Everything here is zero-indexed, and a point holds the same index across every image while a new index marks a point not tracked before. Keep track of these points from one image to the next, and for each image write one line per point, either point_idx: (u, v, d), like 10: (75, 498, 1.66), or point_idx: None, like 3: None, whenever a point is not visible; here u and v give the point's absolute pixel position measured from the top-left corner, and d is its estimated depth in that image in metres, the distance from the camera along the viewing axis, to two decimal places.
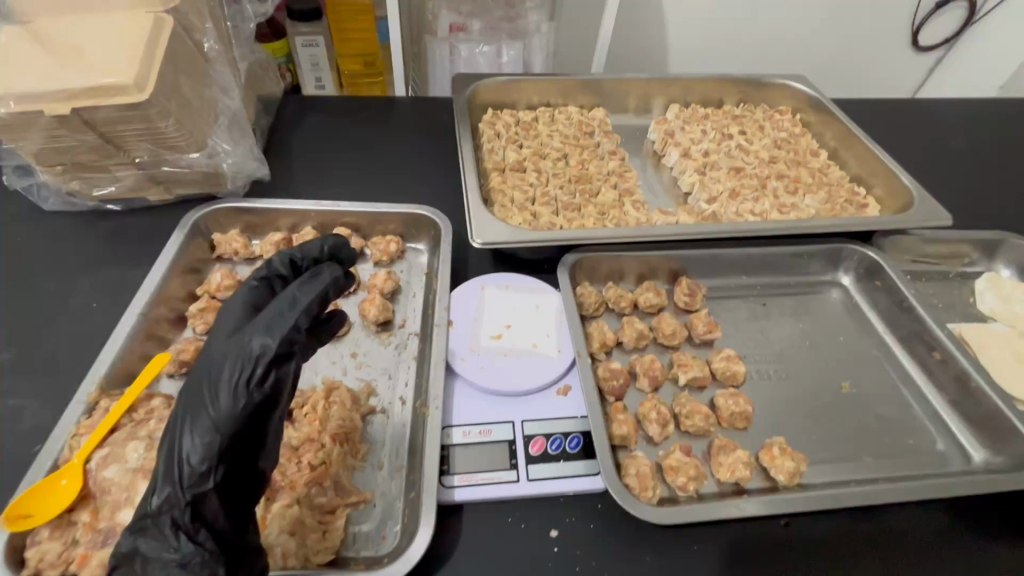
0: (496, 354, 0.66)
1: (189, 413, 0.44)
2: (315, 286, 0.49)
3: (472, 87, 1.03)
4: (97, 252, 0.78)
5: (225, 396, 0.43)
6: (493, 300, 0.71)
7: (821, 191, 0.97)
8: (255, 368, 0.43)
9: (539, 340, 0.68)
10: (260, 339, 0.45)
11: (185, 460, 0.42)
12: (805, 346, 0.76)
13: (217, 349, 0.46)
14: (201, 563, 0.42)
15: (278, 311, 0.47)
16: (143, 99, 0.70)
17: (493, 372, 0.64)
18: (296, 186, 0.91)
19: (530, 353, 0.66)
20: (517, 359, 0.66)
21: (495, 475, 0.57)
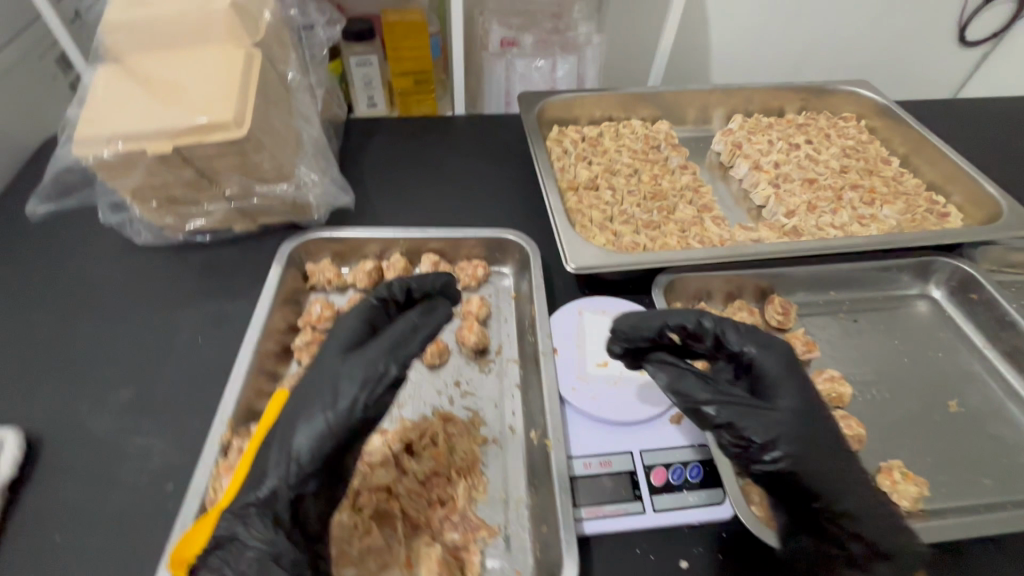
0: (606, 381, 0.66)
1: (307, 415, 0.50)
2: (432, 322, 0.58)
3: (540, 105, 1.03)
4: (194, 285, 0.79)
5: (349, 407, 0.50)
6: (593, 326, 0.71)
7: (898, 200, 0.95)
8: (379, 388, 0.51)
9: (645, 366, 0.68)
10: (386, 361, 0.52)
11: (299, 458, 0.48)
12: (904, 362, 0.75)
13: (340, 362, 0.53)
14: (294, 562, 0.47)
15: (401, 337, 0.54)
16: (241, 134, 0.71)
17: (606, 400, 0.64)
18: (374, 212, 0.92)
19: (639, 379, 0.67)
20: (627, 386, 0.66)
21: (621, 507, 0.57)
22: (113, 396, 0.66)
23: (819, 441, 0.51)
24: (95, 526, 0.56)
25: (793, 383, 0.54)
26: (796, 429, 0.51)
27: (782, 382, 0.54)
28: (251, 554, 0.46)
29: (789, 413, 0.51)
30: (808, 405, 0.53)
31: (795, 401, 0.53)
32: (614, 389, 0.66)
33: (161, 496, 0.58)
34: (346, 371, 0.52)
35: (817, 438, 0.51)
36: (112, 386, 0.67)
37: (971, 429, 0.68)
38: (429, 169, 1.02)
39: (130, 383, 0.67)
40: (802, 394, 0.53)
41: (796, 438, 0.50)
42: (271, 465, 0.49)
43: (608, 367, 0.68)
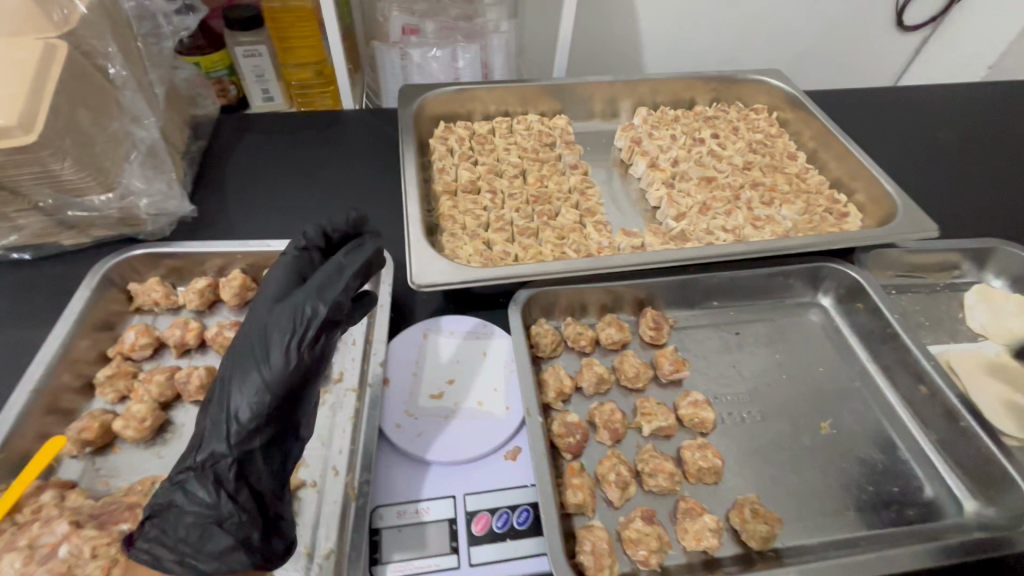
0: (439, 415, 0.60)
1: (238, 373, 0.49)
2: (362, 256, 0.55)
3: (420, 100, 0.94)
4: (3, 311, 0.71)
5: (281, 354, 0.48)
6: (436, 349, 0.65)
7: (798, 200, 0.89)
8: (308, 331, 0.49)
9: (485, 394, 0.62)
10: (313, 303, 0.50)
11: (235, 417, 0.47)
12: (781, 379, 0.70)
13: (267, 315, 0.51)
14: (239, 523, 0.45)
15: (328, 279, 0.52)
16: (31, 141, 0.62)
17: (433, 437, 0.58)
18: (229, 223, 0.84)
19: (476, 411, 0.60)
20: (459, 419, 0.59)
21: (432, 562, 0.51)
22: None
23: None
24: None
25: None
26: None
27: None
28: (192, 517, 0.45)
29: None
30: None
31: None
32: (445, 423, 0.59)
33: None
34: (273, 320, 0.50)
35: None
36: None
37: (838, 452, 0.63)
38: (301, 171, 0.93)
39: None
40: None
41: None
42: (209, 426, 0.48)
43: (443, 397, 0.61)
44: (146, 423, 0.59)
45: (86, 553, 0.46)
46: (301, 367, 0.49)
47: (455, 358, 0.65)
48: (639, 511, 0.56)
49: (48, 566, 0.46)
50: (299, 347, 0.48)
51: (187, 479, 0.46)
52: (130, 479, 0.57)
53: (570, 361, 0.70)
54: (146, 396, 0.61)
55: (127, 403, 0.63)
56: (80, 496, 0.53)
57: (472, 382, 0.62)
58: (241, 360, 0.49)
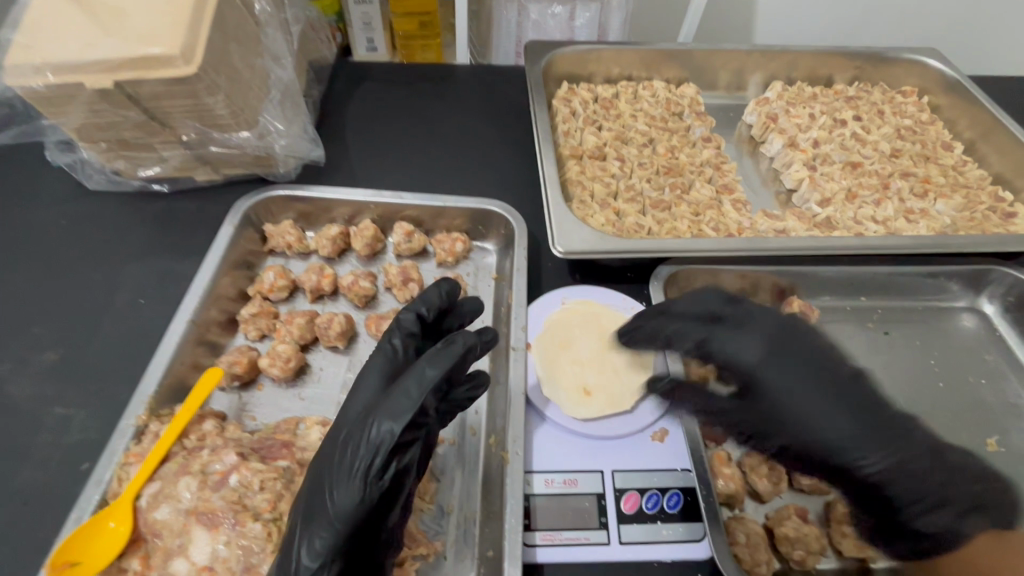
0: (577, 391, 0.58)
1: (307, 508, 0.42)
2: (442, 359, 0.46)
3: (548, 57, 0.90)
4: (145, 239, 0.72)
5: (351, 483, 0.41)
6: (580, 324, 0.63)
7: (957, 194, 0.81)
8: (377, 455, 0.42)
9: (628, 378, 0.59)
10: (383, 425, 0.43)
11: (297, 563, 0.40)
12: (939, 387, 0.65)
13: (345, 433, 0.44)
14: None
15: (404, 391, 0.44)
16: (190, 72, 0.61)
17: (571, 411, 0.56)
18: (352, 171, 0.83)
19: (617, 393, 0.58)
20: (598, 398, 0.57)
21: (582, 535, 0.50)
22: (39, 359, 0.60)
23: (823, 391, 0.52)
24: (2, 507, 0.50)
25: (762, 340, 0.54)
26: (833, 408, 0.52)
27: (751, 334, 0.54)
28: None
29: (771, 341, 0.54)
30: (770, 358, 0.53)
31: (794, 368, 0.53)
32: (582, 399, 0.57)
33: (76, 476, 0.53)
34: (345, 441, 0.44)
35: (821, 392, 0.52)
36: (38, 348, 0.61)
37: (1008, 473, 0.58)
38: (418, 124, 0.90)
39: (61, 345, 0.61)
40: (806, 376, 0.53)
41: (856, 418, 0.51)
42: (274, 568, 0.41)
43: (583, 373, 0.59)
44: (291, 362, 0.59)
45: (254, 485, 0.47)
46: (374, 501, 0.42)
47: (598, 336, 0.62)
48: (794, 508, 0.53)
49: (221, 492, 0.46)
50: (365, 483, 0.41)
51: None
52: (275, 417, 0.58)
53: None
54: (290, 336, 0.62)
55: (266, 342, 0.65)
56: (237, 428, 0.54)
57: (615, 364, 0.60)
58: (314, 491, 0.43)
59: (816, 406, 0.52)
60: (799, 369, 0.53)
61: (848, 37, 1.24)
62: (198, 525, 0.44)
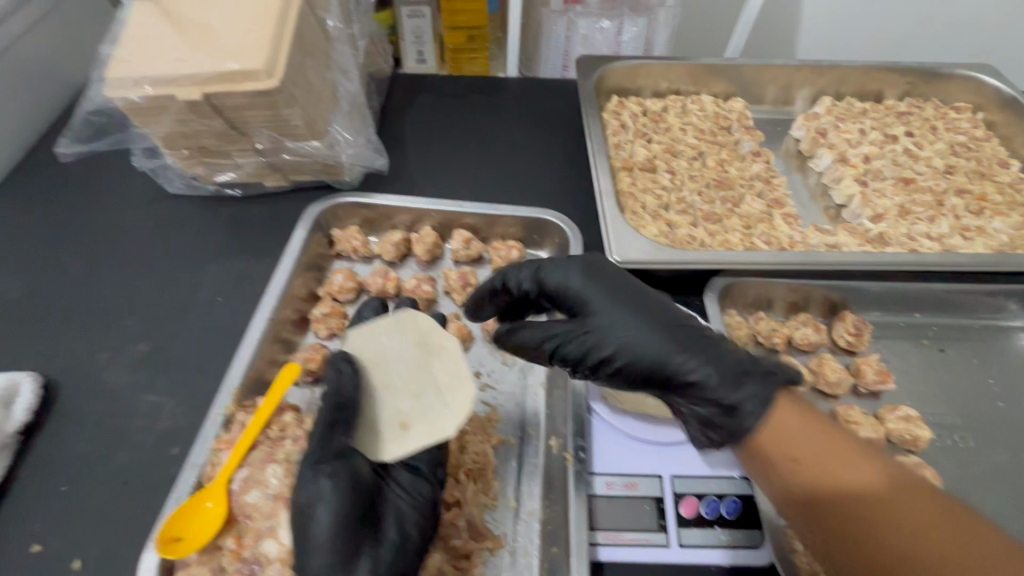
0: (397, 423, 0.50)
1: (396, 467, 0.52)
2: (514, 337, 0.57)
3: (600, 71, 0.92)
4: (221, 240, 0.76)
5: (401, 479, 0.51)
6: (395, 333, 0.55)
7: (1014, 213, 0.81)
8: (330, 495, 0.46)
9: (453, 400, 0.51)
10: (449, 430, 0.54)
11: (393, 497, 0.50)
12: (998, 407, 0.64)
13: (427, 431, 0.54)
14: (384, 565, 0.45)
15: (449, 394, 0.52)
16: (273, 86, 0.65)
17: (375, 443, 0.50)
18: (410, 179, 0.86)
19: (435, 416, 0.50)
20: (418, 430, 0.49)
21: (642, 537, 0.51)
22: (130, 350, 0.64)
23: (649, 326, 0.51)
24: (104, 486, 0.54)
25: (592, 282, 0.54)
26: (658, 333, 0.50)
27: (582, 285, 0.54)
28: None
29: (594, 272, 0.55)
30: (604, 305, 0.53)
31: (638, 303, 0.52)
32: (399, 433, 0.50)
33: (167, 460, 0.56)
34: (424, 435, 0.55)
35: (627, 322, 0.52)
36: (130, 339, 0.65)
37: None
38: (472, 135, 0.94)
39: (150, 337, 0.66)
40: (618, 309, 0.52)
41: (674, 348, 0.49)
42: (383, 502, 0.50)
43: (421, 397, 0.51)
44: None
45: None
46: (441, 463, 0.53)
47: (455, 363, 0.53)
48: None
49: None
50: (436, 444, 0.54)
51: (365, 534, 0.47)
52: None
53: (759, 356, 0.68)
54: None
55: (335, 341, 0.68)
56: (314, 421, 0.57)
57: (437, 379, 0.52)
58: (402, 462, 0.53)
59: (679, 328, 0.50)
60: (594, 299, 0.53)
61: (896, 52, 1.23)
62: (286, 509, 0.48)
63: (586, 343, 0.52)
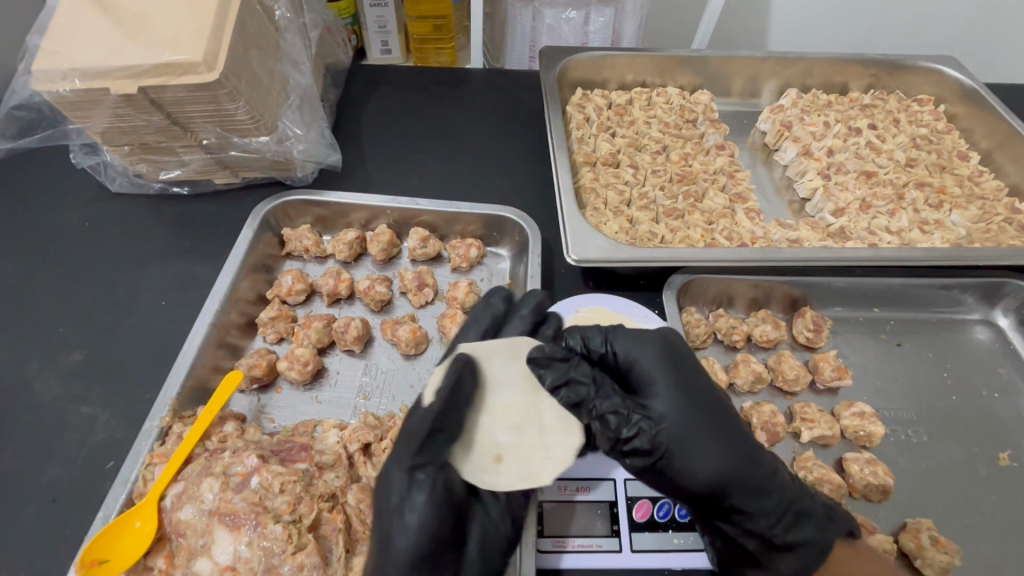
0: (489, 454, 0.49)
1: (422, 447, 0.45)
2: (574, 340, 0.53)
3: (564, 63, 0.90)
4: (167, 241, 0.73)
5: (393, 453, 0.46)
6: (510, 361, 0.52)
7: (972, 205, 0.81)
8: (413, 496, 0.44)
9: (555, 445, 0.49)
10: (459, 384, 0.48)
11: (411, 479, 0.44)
12: (952, 401, 0.65)
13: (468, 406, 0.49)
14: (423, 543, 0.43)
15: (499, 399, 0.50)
16: (213, 79, 0.61)
17: (465, 468, 0.48)
18: (368, 175, 0.83)
19: (533, 463, 0.48)
20: (513, 467, 0.48)
21: (594, 542, 0.51)
22: (64, 359, 0.61)
23: (716, 439, 0.46)
24: (32, 504, 0.52)
25: (672, 378, 0.48)
26: (724, 451, 0.46)
27: (658, 375, 0.48)
28: None
29: (672, 362, 0.49)
30: (692, 413, 0.47)
31: (699, 395, 0.48)
32: (492, 466, 0.48)
33: (102, 474, 0.54)
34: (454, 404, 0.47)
35: (691, 417, 0.47)
36: (64, 347, 0.62)
37: (1020, 487, 0.58)
38: (433, 128, 0.91)
39: (86, 345, 0.63)
40: (688, 402, 0.47)
41: (737, 474, 0.46)
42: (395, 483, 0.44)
43: (523, 432, 0.49)
44: (307, 366, 0.61)
45: (275, 488, 0.48)
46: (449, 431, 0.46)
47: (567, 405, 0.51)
48: None
49: (243, 494, 0.47)
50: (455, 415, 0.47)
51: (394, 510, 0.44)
52: (292, 419, 0.60)
53: (719, 354, 0.68)
54: (307, 340, 0.63)
55: (284, 345, 0.66)
56: (257, 430, 0.55)
57: (542, 419, 0.50)
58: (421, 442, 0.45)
59: (743, 446, 0.47)
60: (688, 405, 0.47)
61: (863, 42, 1.22)
62: (219, 526, 0.46)
63: (633, 425, 0.46)
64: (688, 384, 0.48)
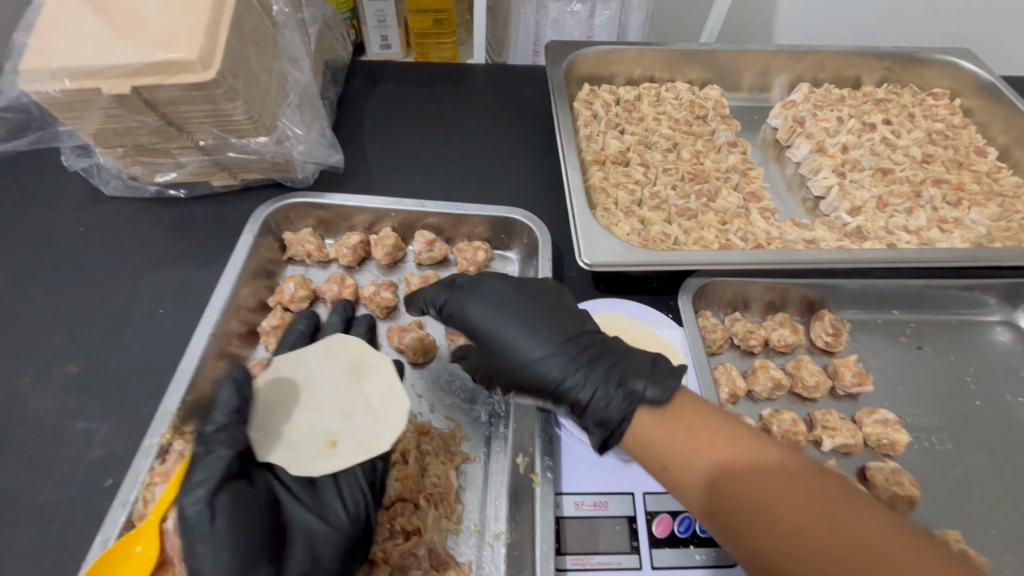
0: (321, 442, 0.52)
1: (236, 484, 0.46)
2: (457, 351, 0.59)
3: (571, 58, 0.87)
4: (163, 246, 0.71)
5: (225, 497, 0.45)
6: (324, 358, 0.56)
7: (991, 202, 0.79)
8: (215, 519, 0.43)
9: (385, 418, 0.54)
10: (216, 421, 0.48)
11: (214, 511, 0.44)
12: (975, 406, 0.63)
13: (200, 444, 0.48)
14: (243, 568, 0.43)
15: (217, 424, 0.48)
16: (209, 78, 0.59)
17: (296, 462, 0.51)
18: (370, 176, 0.81)
19: (368, 438, 0.53)
20: (347, 447, 0.52)
21: (613, 559, 0.49)
22: (58, 372, 0.59)
23: (539, 333, 0.52)
24: (26, 526, 0.50)
25: (508, 320, 0.53)
26: (550, 339, 0.52)
27: (494, 321, 0.54)
28: None
29: (488, 305, 0.54)
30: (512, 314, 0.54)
31: (532, 328, 0.53)
32: (327, 452, 0.51)
33: (99, 493, 0.52)
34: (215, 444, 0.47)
35: (527, 350, 0.52)
36: (58, 359, 0.60)
37: None
38: (436, 127, 0.88)
39: (81, 356, 0.60)
40: (520, 336, 0.52)
41: (571, 359, 0.51)
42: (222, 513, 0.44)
43: (350, 417, 0.54)
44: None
45: None
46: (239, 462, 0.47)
47: (386, 382, 0.56)
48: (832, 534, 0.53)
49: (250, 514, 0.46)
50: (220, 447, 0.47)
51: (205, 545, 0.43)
52: None
53: (735, 359, 0.66)
54: None
55: None
56: None
57: (368, 400, 0.55)
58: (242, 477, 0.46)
59: (560, 336, 0.52)
60: (503, 315, 0.54)
61: (872, 34, 1.20)
62: None
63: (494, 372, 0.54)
64: (516, 320, 0.53)
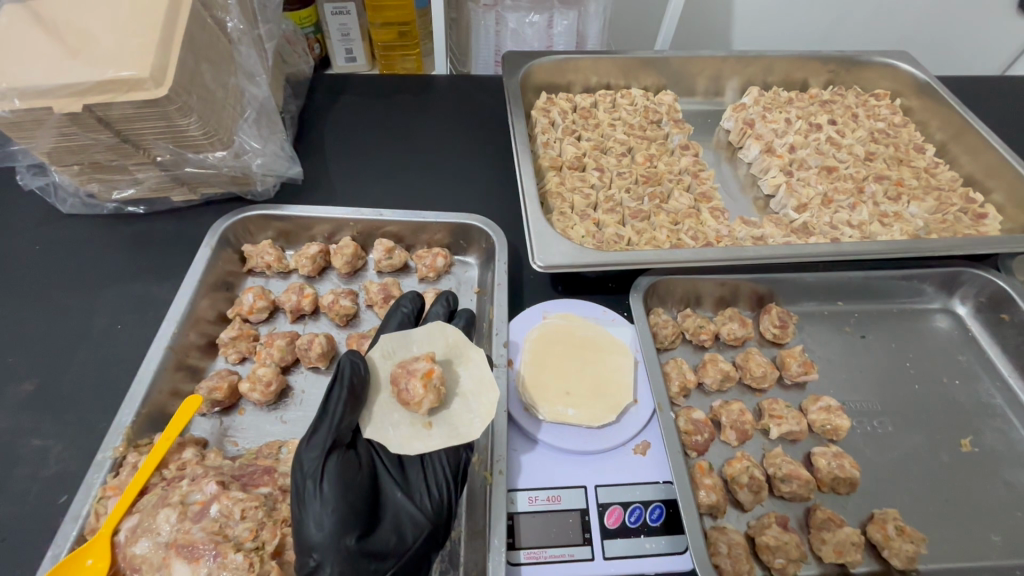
0: (419, 422, 0.53)
1: (339, 456, 0.48)
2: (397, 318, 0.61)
3: (526, 68, 0.90)
4: (122, 261, 0.71)
5: (328, 467, 0.47)
6: (428, 341, 0.57)
7: (928, 197, 0.83)
8: (323, 483, 0.46)
9: (478, 405, 0.54)
10: (334, 395, 0.50)
11: (316, 482, 0.46)
12: (915, 390, 0.66)
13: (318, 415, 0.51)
14: (337, 538, 0.44)
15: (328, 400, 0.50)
16: (161, 95, 0.59)
17: (395, 439, 0.51)
18: (331, 187, 0.82)
19: (461, 423, 0.53)
20: (441, 430, 0.52)
21: (566, 551, 0.50)
22: (13, 391, 0.59)
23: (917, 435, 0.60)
24: None
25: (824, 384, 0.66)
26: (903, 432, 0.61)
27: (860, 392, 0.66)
28: None
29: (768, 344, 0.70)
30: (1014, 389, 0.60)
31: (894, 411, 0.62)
32: (423, 432, 0.52)
33: (54, 509, 0.52)
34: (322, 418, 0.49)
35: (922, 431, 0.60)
36: (13, 379, 0.60)
37: (980, 473, 0.60)
38: (397, 137, 0.90)
39: (36, 374, 0.60)
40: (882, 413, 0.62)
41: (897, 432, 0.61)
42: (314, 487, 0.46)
43: (446, 402, 0.54)
44: (422, 406, 0.51)
45: (236, 514, 0.47)
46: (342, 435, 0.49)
47: (481, 370, 0.56)
48: (774, 517, 0.55)
49: (201, 523, 0.46)
50: (335, 419, 0.49)
51: (304, 510, 0.45)
52: (257, 442, 0.58)
53: (687, 353, 0.68)
54: (269, 359, 0.61)
55: (246, 365, 0.64)
56: (217, 455, 0.54)
57: (462, 385, 0.55)
58: (344, 454, 0.48)
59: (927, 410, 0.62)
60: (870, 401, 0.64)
61: (822, 38, 1.25)
62: (174, 559, 0.44)
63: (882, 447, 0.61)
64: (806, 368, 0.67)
